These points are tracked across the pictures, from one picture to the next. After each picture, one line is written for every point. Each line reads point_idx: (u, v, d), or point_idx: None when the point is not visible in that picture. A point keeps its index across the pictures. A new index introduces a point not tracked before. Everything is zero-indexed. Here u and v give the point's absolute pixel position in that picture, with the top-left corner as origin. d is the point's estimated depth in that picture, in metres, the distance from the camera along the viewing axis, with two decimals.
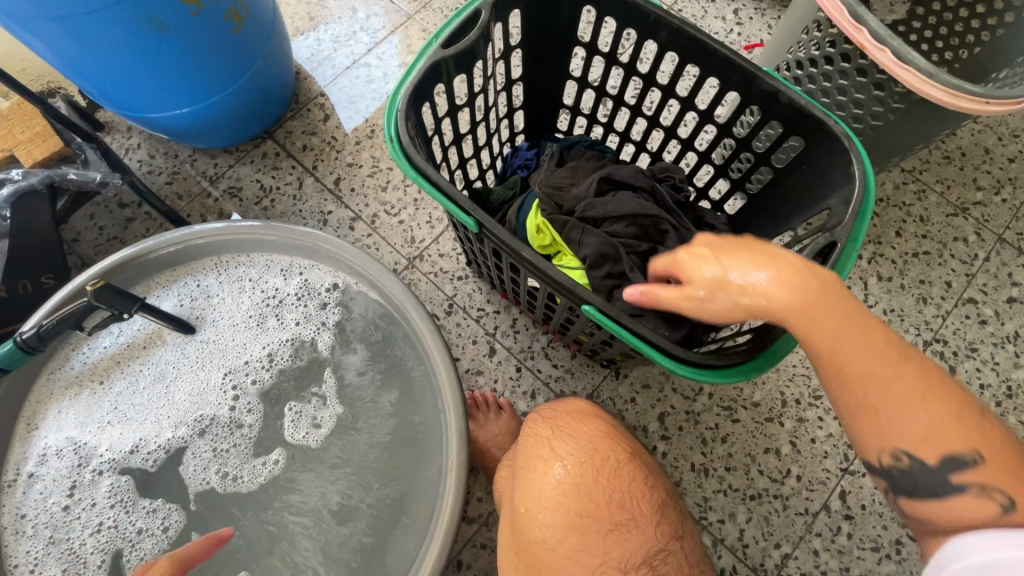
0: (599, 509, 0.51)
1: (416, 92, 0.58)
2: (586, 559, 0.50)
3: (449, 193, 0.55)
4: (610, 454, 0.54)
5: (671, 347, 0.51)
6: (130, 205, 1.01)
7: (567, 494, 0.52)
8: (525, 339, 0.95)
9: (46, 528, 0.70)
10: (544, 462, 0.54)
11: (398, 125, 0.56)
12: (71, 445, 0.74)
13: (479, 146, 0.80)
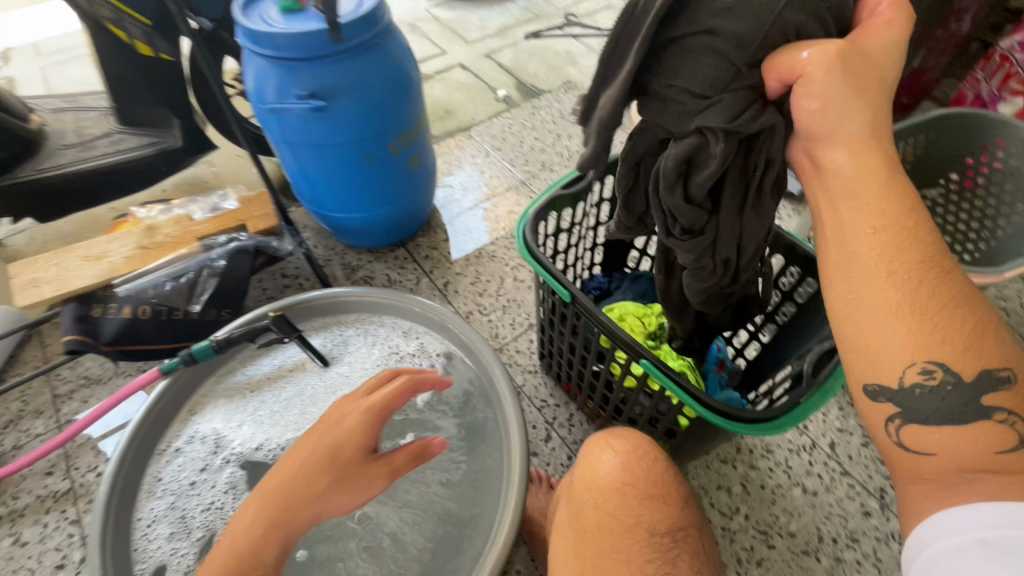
0: (639, 484, 0.60)
1: (540, 211, 0.86)
2: (623, 518, 0.58)
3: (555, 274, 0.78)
4: (653, 449, 0.63)
5: (705, 397, 0.66)
6: (290, 274, 1.30)
7: (613, 470, 0.61)
8: (579, 432, 1.08)
9: (172, 494, 0.86)
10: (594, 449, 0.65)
11: (526, 228, 0.82)
12: (215, 434, 0.92)
13: (568, 265, 1.05)
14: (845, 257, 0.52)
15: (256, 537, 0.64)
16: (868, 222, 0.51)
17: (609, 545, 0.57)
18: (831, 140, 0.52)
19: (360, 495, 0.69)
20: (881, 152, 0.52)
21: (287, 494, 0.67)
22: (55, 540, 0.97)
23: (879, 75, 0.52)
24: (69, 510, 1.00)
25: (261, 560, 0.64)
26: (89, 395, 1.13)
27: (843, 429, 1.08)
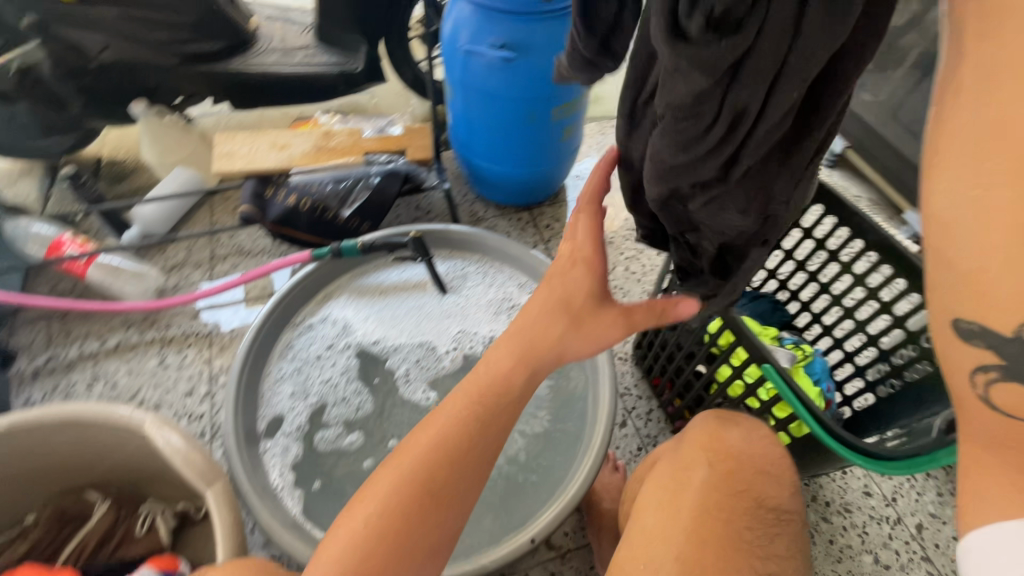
0: (753, 459, 0.63)
1: None
2: (736, 482, 0.61)
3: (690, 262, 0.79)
4: (768, 434, 0.67)
5: (814, 407, 0.66)
6: (422, 208, 1.40)
7: (731, 440, 0.65)
8: (654, 428, 1.08)
9: (300, 360, 0.99)
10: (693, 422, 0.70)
11: None
12: (342, 322, 1.05)
13: None
14: (963, 150, 0.33)
15: (513, 373, 0.63)
16: (984, 101, 0.32)
17: (717, 503, 0.60)
18: None
19: (599, 338, 0.65)
20: None
21: (537, 334, 0.64)
22: (188, 371, 1.13)
23: None
24: (204, 351, 1.16)
25: (513, 387, 0.63)
26: (238, 264, 1.29)
27: (935, 516, 1.01)
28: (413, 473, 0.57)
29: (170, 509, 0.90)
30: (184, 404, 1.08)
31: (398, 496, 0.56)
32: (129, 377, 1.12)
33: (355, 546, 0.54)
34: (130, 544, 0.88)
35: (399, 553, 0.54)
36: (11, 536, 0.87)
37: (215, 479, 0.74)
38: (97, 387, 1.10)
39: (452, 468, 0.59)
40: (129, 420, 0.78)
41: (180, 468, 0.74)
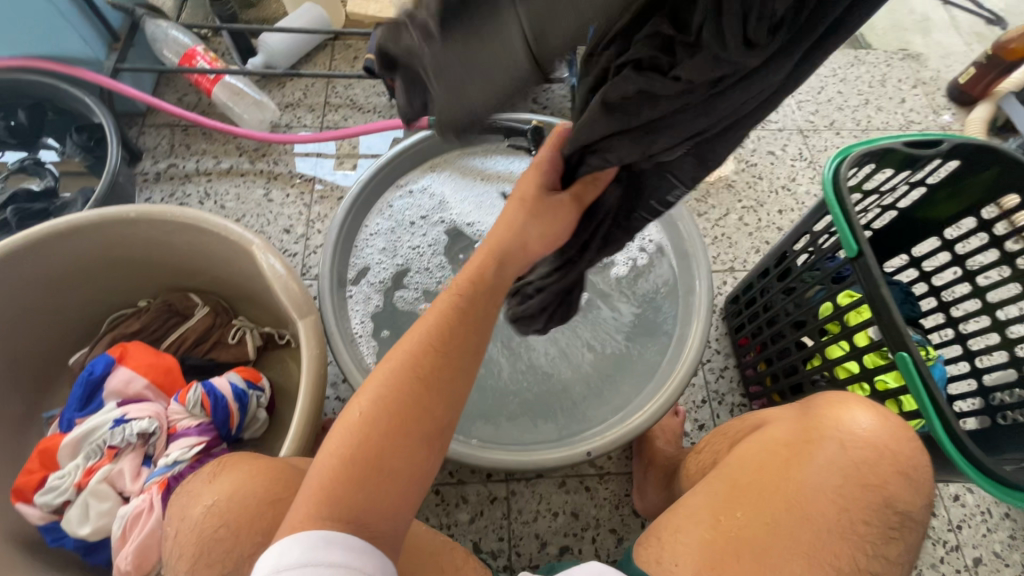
0: (888, 457, 0.58)
1: (862, 155, 0.73)
2: (865, 474, 0.58)
3: (850, 220, 0.68)
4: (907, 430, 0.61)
5: (950, 416, 0.60)
6: (540, 99, 1.30)
7: (865, 430, 0.60)
8: (724, 386, 1.04)
9: (395, 221, 1.01)
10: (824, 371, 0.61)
11: (842, 164, 0.71)
12: (442, 196, 1.05)
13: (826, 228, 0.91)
14: None
15: (484, 272, 0.63)
16: None
17: (834, 491, 0.57)
18: None
19: (554, 227, 0.63)
20: None
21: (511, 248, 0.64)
22: (287, 209, 1.16)
23: None
24: (305, 194, 1.18)
25: (484, 279, 0.63)
26: (349, 117, 1.28)
27: (999, 558, 0.94)
28: (406, 365, 0.55)
29: (259, 329, 0.97)
30: (280, 240, 1.13)
31: (393, 385, 0.54)
32: (236, 202, 1.17)
33: (358, 431, 0.52)
34: (222, 351, 0.95)
35: (393, 435, 0.52)
36: (127, 313, 0.97)
37: (309, 312, 0.77)
38: (208, 203, 1.16)
39: (447, 366, 0.57)
40: (238, 237, 0.81)
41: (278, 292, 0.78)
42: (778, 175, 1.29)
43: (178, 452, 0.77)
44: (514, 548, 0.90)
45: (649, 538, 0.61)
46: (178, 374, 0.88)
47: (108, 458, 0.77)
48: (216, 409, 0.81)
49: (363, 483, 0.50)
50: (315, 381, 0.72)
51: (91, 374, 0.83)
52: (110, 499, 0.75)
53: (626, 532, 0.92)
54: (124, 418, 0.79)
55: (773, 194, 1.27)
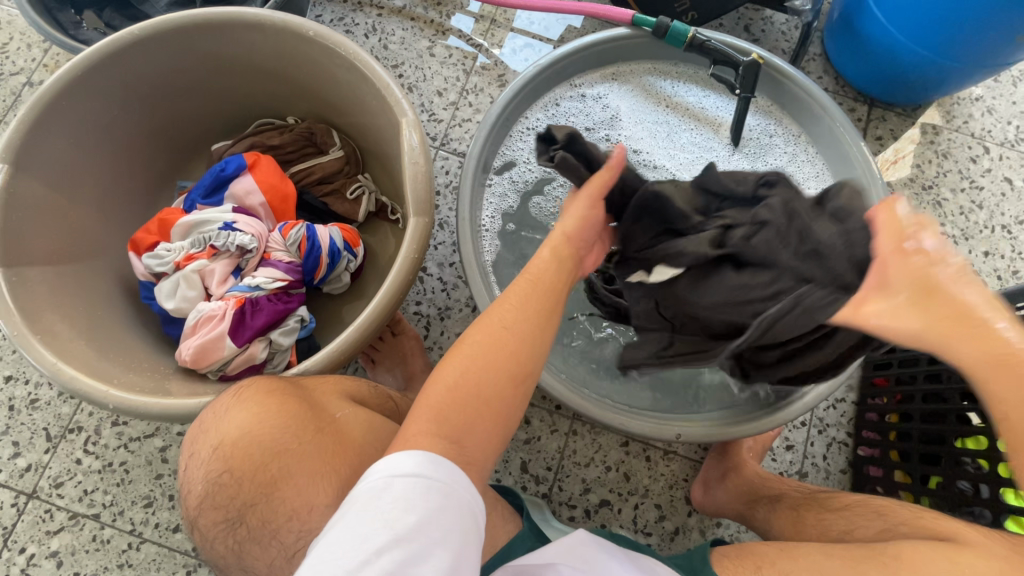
0: None
1: None
2: None
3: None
4: None
5: None
6: (755, 30, 1.09)
7: None
8: (832, 417, 0.94)
9: (558, 121, 0.92)
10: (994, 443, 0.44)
11: None
12: (616, 110, 0.94)
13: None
14: None
15: (561, 249, 0.63)
16: None
17: None
18: None
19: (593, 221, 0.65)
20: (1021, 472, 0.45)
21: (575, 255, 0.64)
22: (444, 70, 1.09)
23: None
24: (468, 60, 1.10)
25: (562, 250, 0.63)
26: None
27: None
28: (503, 322, 0.56)
29: (377, 195, 0.96)
30: (431, 101, 1.07)
31: (495, 335, 0.55)
32: (400, 46, 1.10)
33: (455, 363, 0.53)
34: (337, 200, 0.94)
35: (490, 365, 0.53)
36: (273, 125, 0.97)
37: (425, 213, 0.74)
38: (372, 38, 1.11)
39: (539, 325, 0.57)
40: (395, 101, 0.78)
41: (405, 167, 0.76)
42: (1003, 211, 1.06)
43: (262, 279, 0.81)
44: (557, 482, 0.90)
45: (742, 553, 0.59)
46: (292, 207, 0.89)
47: (207, 254, 0.81)
48: (309, 256, 0.84)
49: (461, 405, 0.51)
50: (405, 270, 0.70)
51: (223, 171, 0.86)
52: (197, 290, 0.80)
53: (670, 512, 0.90)
54: (232, 226, 0.82)
55: (987, 230, 1.05)
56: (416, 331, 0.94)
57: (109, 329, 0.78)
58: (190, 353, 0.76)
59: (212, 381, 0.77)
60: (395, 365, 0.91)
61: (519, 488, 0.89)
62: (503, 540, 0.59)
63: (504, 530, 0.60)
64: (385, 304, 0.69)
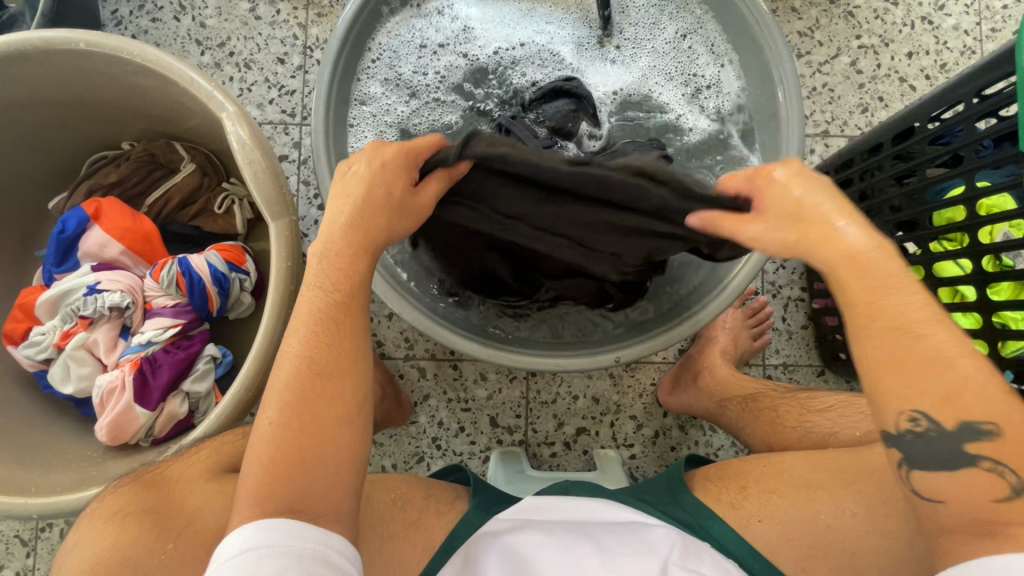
0: None
1: None
2: None
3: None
4: None
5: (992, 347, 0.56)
6: None
7: None
8: (783, 278, 0.91)
9: (403, 50, 0.80)
10: (918, 323, 0.42)
11: None
12: (465, 23, 0.82)
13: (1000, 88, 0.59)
14: None
15: (335, 254, 0.53)
16: (1007, 416, 0.41)
17: None
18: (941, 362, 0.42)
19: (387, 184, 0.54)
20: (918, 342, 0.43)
21: (360, 237, 0.53)
22: (279, 33, 0.95)
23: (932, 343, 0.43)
24: (300, 11, 0.95)
25: (334, 260, 0.53)
26: None
27: None
28: (291, 364, 0.50)
29: (249, 199, 0.86)
30: (275, 72, 0.94)
31: (289, 377, 0.50)
32: (218, 19, 0.95)
33: (272, 443, 0.48)
34: (208, 219, 0.85)
35: (303, 423, 0.48)
36: (107, 158, 0.85)
37: (283, 213, 0.67)
38: (185, 19, 0.95)
39: (348, 351, 0.51)
40: (208, 97, 0.67)
41: (240, 165, 0.66)
42: (921, 1, 0.96)
43: (152, 332, 0.74)
44: (530, 425, 0.89)
45: (727, 474, 0.63)
46: (159, 243, 0.81)
47: (83, 325, 0.73)
48: (192, 290, 0.76)
49: (288, 474, 0.47)
50: (285, 288, 0.66)
51: (63, 231, 0.76)
52: (89, 364, 0.74)
53: (646, 420, 0.90)
54: (96, 287, 0.74)
55: (907, 28, 0.96)
56: None
57: (23, 434, 0.73)
58: (105, 433, 0.71)
59: (145, 450, 0.73)
60: None
61: (495, 444, 0.89)
62: (442, 533, 0.59)
63: (441, 525, 0.59)
64: (275, 323, 0.66)
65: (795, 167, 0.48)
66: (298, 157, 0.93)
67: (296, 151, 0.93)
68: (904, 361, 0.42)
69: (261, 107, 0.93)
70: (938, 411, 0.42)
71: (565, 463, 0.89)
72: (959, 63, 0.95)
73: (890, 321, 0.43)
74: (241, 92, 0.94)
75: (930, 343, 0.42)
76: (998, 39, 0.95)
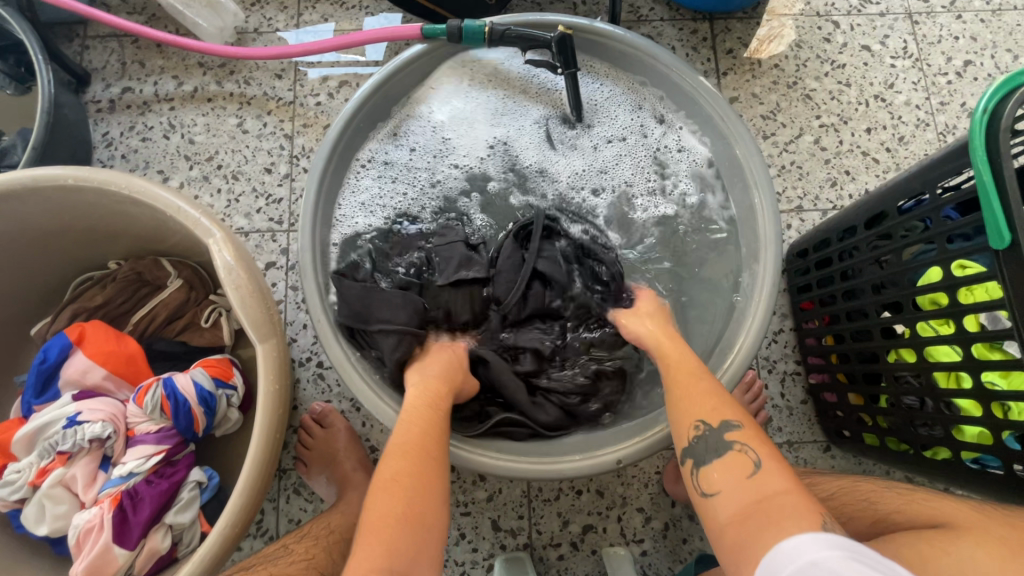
0: None
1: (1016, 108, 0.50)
2: None
3: (1009, 204, 0.49)
4: None
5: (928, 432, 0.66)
6: None
7: None
8: (776, 352, 0.91)
9: (387, 159, 0.82)
10: (694, 368, 0.62)
11: (997, 143, 0.50)
12: (443, 129, 0.85)
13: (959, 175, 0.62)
14: None
15: (427, 380, 0.66)
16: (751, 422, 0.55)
17: None
18: (708, 387, 0.59)
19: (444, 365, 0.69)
20: (710, 380, 0.60)
21: (441, 375, 0.67)
22: (267, 144, 0.98)
23: (707, 379, 0.61)
24: (286, 123, 0.99)
25: (430, 382, 0.66)
26: (330, 14, 1.02)
27: None
28: (410, 436, 0.58)
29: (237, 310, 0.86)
30: (262, 182, 0.96)
31: (408, 446, 0.57)
32: (207, 135, 0.98)
33: (386, 495, 0.53)
34: (195, 333, 0.84)
35: (418, 482, 0.54)
36: (95, 279, 0.85)
37: (270, 334, 0.66)
38: (174, 137, 0.98)
39: (441, 436, 0.60)
40: (195, 223, 0.68)
41: (224, 285, 0.66)
42: (872, 81, 1.03)
43: (134, 463, 0.71)
44: (534, 526, 0.85)
45: None
46: (143, 363, 0.79)
47: (60, 461, 0.70)
48: (177, 413, 0.74)
49: (403, 528, 0.51)
50: (270, 411, 0.64)
51: (45, 361, 0.75)
52: (66, 502, 0.70)
53: (654, 511, 0.86)
54: (77, 418, 0.71)
55: (862, 106, 1.02)
56: (347, 420, 0.87)
57: None
58: None
59: None
60: (330, 465, 0.83)
61: (498, 550, 0.84)
62: None
63: None
64: (261, 450, 0.63)
65: (655, 305, 0.75)
66: (286, 263, 0.93)
67: (283, 257, 0.94)
68: (689, 384, 0.60)
69: (249, 216, 0.95)
70: (713, 416, 0.55)
71: (573, 566, 0.84)
72: (915, 136, 1.00)
73: (675, 368, 0.63)
74: (229, 203, 0.96)
75: (702, 378, 0.60)
76: (949, 112, 1.01)
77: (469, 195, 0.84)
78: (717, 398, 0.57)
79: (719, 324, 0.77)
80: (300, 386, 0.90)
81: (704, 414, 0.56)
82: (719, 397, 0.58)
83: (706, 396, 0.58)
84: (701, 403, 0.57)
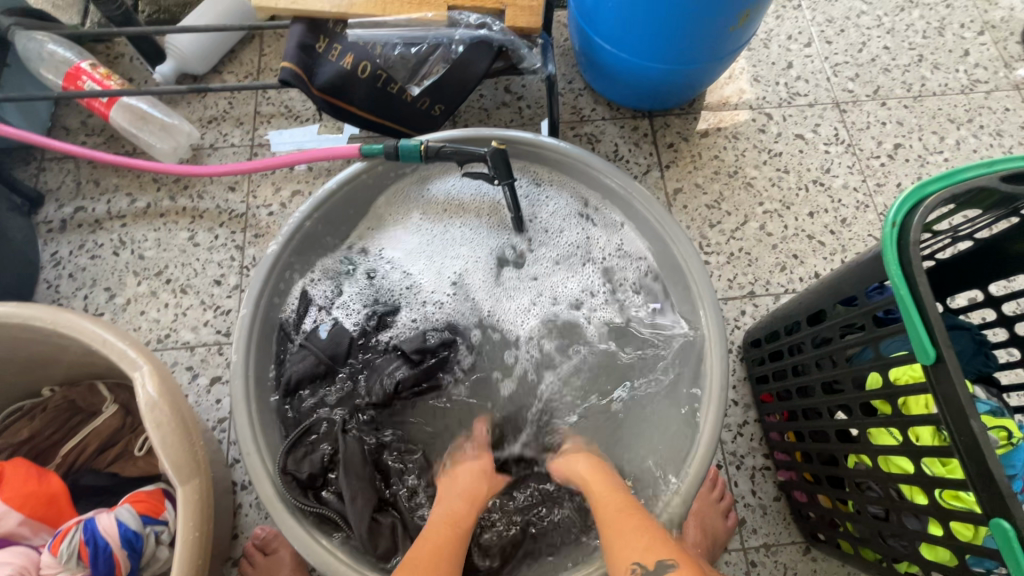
0: None
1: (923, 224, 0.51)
2: None
3: (929, 322, 0.48)
4: None
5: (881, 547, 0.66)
6: (513, 94, 1.09)
7: None
8: (742, 446, 0.87)
9: (334, 276, 0.85)
10: (619, 505, 0.64)
11: (908, 260, 0.50)
12: (390, 244, 0.88)
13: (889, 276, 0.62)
14: None
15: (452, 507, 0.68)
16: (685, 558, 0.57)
17: None
18: (638, 524, 0.61)
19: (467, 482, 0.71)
20: (639, 515, 0.62)
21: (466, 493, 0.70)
22: (218, 256, 0.98)
23: (639, 512, 0.63)
24: (237, 234, 0.99)
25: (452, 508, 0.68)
26: (284, 128, 1.05)
27: None
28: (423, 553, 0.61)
29: None
30: (211, 294, 0.95)
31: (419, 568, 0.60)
32: (157, 250, 0.98)
33: None
34: (128, 462, 0.79)
35: None
36: (26, 408, 0.82)
37: (193, 474, 0.62)
38: (124, 253, 0.98)
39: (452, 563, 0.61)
40: (120, 355, 0.65)
41: (146, 424, 0.62)
42: (809, 167, 1.07)
43: None
44: None
45: None
46: (66, 502, 0.74)
47: None
48: (96, 559, 0.68)
49: None
50: (192, 563, 0.59)
51: None
52: None
53: None
54: None
55: (802, 191, 1.05)
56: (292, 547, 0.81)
57: None
58: None
59: None
60: None
61: None
62: None
63: None
64: None
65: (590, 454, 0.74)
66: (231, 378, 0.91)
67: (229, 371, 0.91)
68: (619, 524, 0.62)
69: (196, 329, 0.93)
70: (646, 555, 0.57)
71: None
72: (857, 217, 1.03)
73: (605, 509, 0.64)
74: (177, 317, 0.94)
75: (630, 513, 0.63)
76: (886, 192, 1.05)
77: (416, 306, 0.86)
78: (651, 535, 0.59)
79: (674, 432, 0.74)
80: (242, 511, 0.84)
81: (637, 554, 0.58)
82: (651, 532, 0.60)
83: (638, 532, 0.60)
84: (633, 542, 0.59)
